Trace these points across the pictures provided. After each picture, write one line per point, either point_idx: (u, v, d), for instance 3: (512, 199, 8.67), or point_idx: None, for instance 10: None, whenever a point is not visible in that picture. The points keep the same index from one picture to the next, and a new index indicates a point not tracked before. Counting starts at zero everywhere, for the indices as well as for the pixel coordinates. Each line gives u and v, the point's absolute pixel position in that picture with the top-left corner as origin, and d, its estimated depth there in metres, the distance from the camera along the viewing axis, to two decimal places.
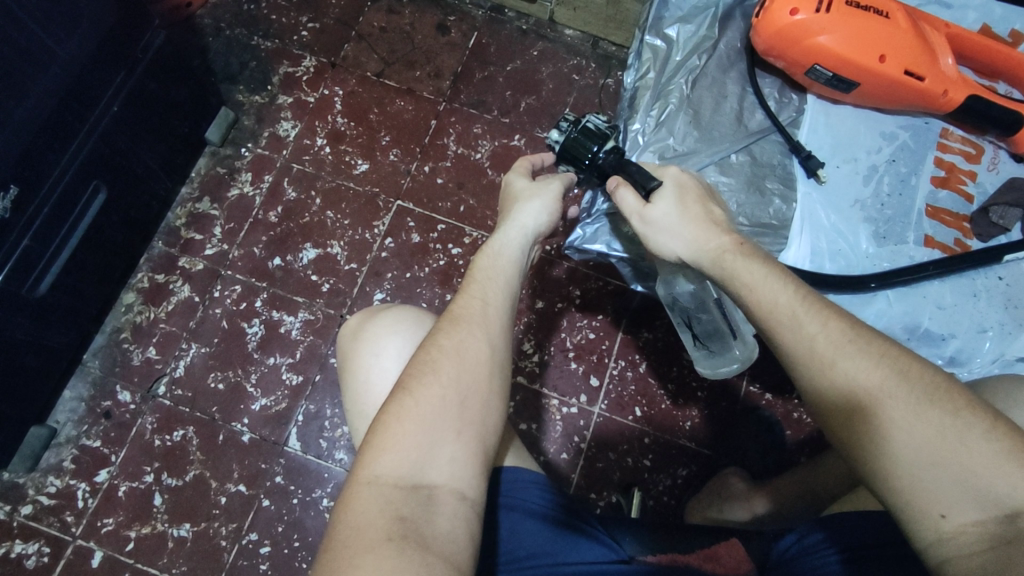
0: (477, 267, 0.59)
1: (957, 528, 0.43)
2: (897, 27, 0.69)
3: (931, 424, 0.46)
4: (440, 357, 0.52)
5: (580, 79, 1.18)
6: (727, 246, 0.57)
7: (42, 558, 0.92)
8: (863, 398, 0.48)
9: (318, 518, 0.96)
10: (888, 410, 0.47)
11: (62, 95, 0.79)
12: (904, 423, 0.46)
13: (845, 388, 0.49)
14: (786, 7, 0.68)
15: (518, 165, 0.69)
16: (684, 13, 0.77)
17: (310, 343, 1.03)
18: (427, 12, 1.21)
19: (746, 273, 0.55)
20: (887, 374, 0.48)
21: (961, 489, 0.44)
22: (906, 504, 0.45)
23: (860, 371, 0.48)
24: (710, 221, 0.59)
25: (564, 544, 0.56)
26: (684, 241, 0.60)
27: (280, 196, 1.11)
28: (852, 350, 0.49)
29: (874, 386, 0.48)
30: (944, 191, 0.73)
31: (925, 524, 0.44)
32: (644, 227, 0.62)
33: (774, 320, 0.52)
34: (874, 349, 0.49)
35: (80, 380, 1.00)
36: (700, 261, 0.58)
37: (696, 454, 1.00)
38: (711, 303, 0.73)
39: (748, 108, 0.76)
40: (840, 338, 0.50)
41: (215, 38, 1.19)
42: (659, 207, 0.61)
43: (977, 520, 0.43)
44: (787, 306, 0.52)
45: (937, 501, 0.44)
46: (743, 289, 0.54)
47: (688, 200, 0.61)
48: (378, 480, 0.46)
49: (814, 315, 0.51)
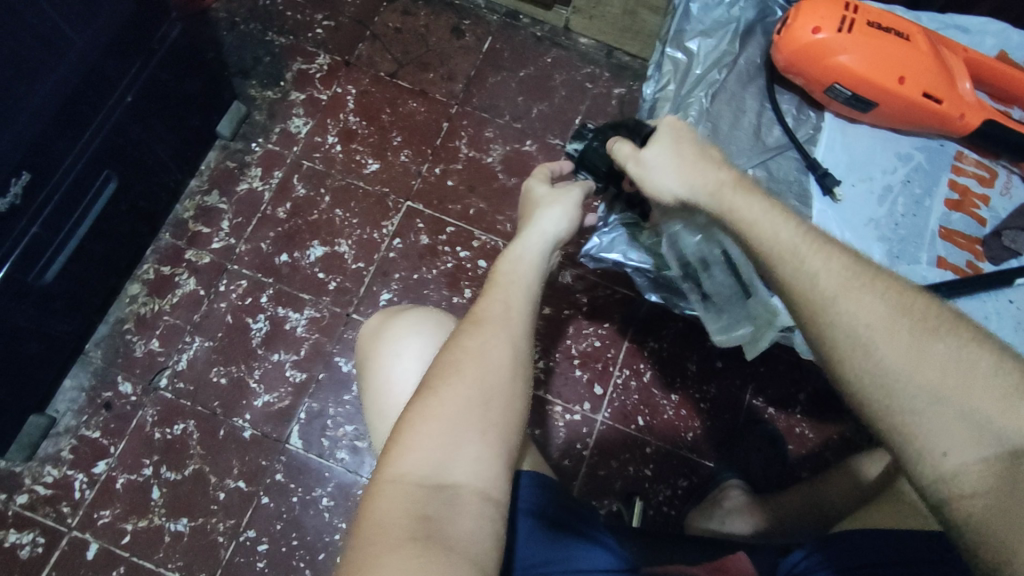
0: (499, 271, 0.60)
1: (957, 466, 0.42)
2: (917, 49, 0.69)
3: (933, 361, 0.44)
4: (464, 358, 0.53)
5: (593, 87, 1.18)
6: (727, 180, 0.56)
7: (37, 549, 0.91)
8: (864, 335, 0.46)
9: (318, 517, 0.95)
10: (889, 348, 0.46)
11: (77, 83, 0.78)
12: (904, 360, 0.45)
13: (846, 327, 0.47)
14: (809, 25, 0.69)
15: (537, 172, 0.70)
16: (705, 27, 0.78)
17: (316, 341, 1.03)
18: (442, 15, 1.21)
19: (744, 207, 0.54)
20: (889, 311, 0.46)
21: (964, 428, 0.43)
22: (905, 442, 0.44)
23: (863, 309, 0.47)
24: (706, 159, 0.58)
25: (572, 547, 0.56)
26: (681, 179, 0.58)
27: (290, 192, 1.11)
28: (854, 286, 0.48)
29: (877, 323, 0.46)
30: (958, 214, 0.73)
31: (925, 462, 0.43)
32: (639, 171, 0.61)
33: (774, 257, 0.51)
34: (877, 286, 0.48)
35: (82, 370, 1.00)
36: (697, 197, 0.57)
37: (697, 466, 1.00)
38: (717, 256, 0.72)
39: (766, 123, 0.76)
40: (844, 275, 0.48)
41: (230, 32, 1.18)
42: (652, 148, 0.60)
43: (980, 457, 0.42)
44: (787, 242, 0.51)
45: (939, 439, 0.43)
46: (742, 224, 0.53)
47: (684, 139, 0.59)
48: (403, 479, 0.46)
49: (816, 251, 0.50)
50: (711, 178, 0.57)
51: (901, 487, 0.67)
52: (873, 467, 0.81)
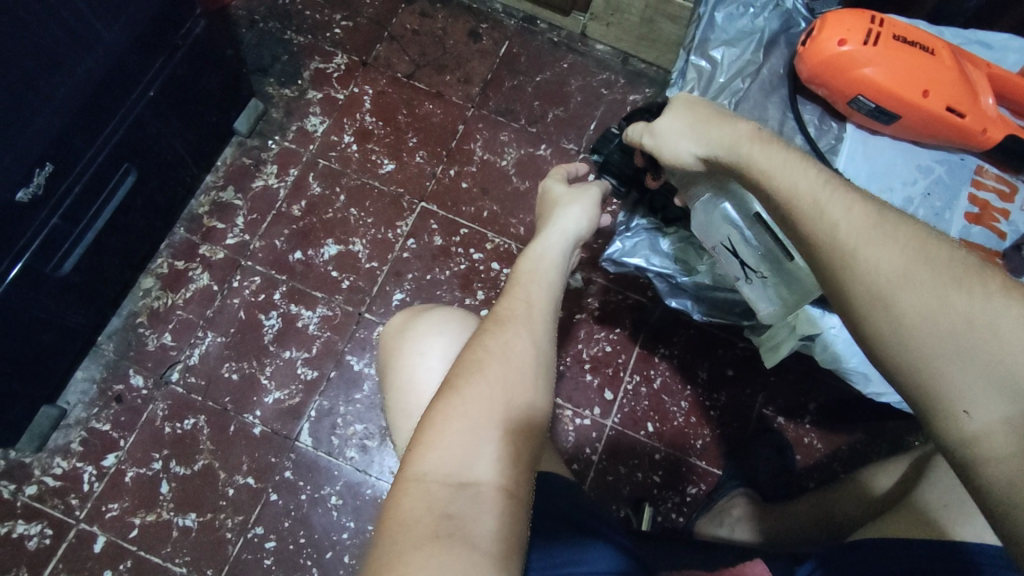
0: (520, 270, 0.61)
1: (983, 426, 0.38)
2: (941, 64, 0.70)
3: (957, 311, 0.40)
4: (487, 357, 0.53)
5: (609, 94, 1.19)
6: (741, 132, 0.55)
7: (44, 540, 0.91)
8: (882, 284, 0.42)
9: (326, 515, 0.95)
10: (909, 296, 0.41)
11: (103, 76, 0.78)
12: (925, 310, 0.41)
13: (866, 276, 0.43)
14: (834, 38, 0.70)
15: (554, 172, 0.71)
16: (729, 37, 0.79)
17: (327, 339, 1.03)
18: (460, 18, 1.22)
19: (762, 157, 0.52)
20: (912, 259, 0.43)
21: (991, 382, 0.38)
22: (928, 399, 0.40)
23: (885, 257, 0.43)
24: (721, 117, 0.58)
25: (583, 543, 0.56)
26: (695, 142, 0.58)
27: (305, 190, 1.11)
28: (875, 234, 0.44)
29: (898, 272, 0.42)
30: (978, 227, 0.74)
31: (946, 420, 0.39)
32: (655, 143, 0.62)
33: (794, 209, 0.48)
34: (901, 234, 0.44)
35: (93, 362, 1.00)
36: (715, 152, 0.56)
37: (706, 474, 1.00)
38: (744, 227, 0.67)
39: (788, 132, 0.76)
40: (865, 225, 0.45)
41: (249, 30, 1.19)
42: (667, 117, 0.61)
43: (1006, 415, 0.37)
44: (806, 192, 0.48)
45: (961, 395, 0.39)
46: (760, 175, 0.51)
47: (698, 105, 0.60)
48: (426, 478, 0.46)
49: (836, 200, 0.46)
50: (726, 133, 0.56)
51: (919, 498, 0.66)
52: (882, 481, 0.80)
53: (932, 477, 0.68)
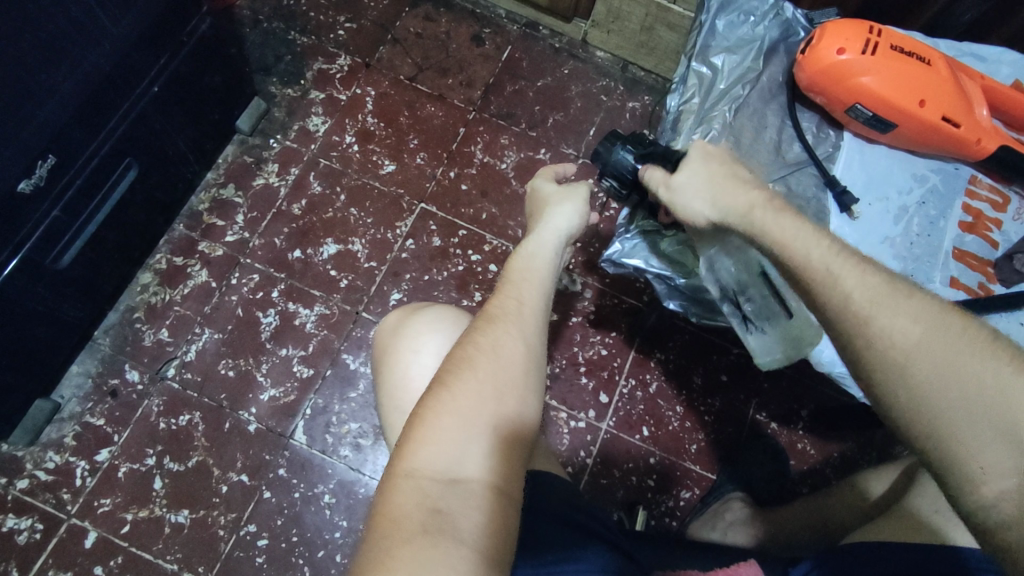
0: (512, 268, 0.61)
1: (998, 492, 0.42)
2: (937, 74, 0.71)
3: (970, 378, 0.43)
4: (478, 355, 0.54)
5: (608, 100, 1.20)
6: (756, 201, 0.54)
7: (34, 535, 0.91)
8: (898, 354, 0.45)
9: (319, 514, 0.95)
10: (921, 368, 0.44)
11: (108, 71, 0.78)
12: (939, 379, 0.44)
13: (883, 345, 0.45)
14: (833, 46, 0.71)
15: (544, 172, 0.71)
16: (730, 44, 0.80)
17: (324, 337, 1.03)
18: (463, 23, 1.23)
19: (779, 229, 0.52)
20: (928, 332, 0.45)
21: (1000, 442, 0.42)
22: (947, 461, 0.44)
23: (901, 330, 0.45)
24: (738, 180, 0.56)
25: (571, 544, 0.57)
26: (710, 202, 0.57)
27: (306, 189, 1.11)
28: (888, 303, 0.46)
29: (912, 340, 0.45)
30: (971, 236, 0.75)
31: (965, 481, 0.43)
32: (669, 195, 0.59)
33: (808, 277, 0.49)
34: (914, 305, 0.46)
35: (89, 356, 1.00)
36: (728, 220, 0.56)
37: (700, 479, 1.00)
38: (754, 279, 0.69)
39: (786, 139, 0.78)
40: (876, 292, 0.47)
41: (253, 29, 1.20)
42: (684, 171, 0.58)
43: (1018, 474, 0.42)
44: (821, 264, 0.49)
45: (978, 458, 0.43)
46: (777, 246, 0.51)
47: (715, 159, 0.58)
48: (416, 474, 0.47)
49: (847, 269, 0.48)
50: (740, 199, 0.55)
51: (910, 505, 0.66)
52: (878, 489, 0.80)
53: (926, 484, 0.68)
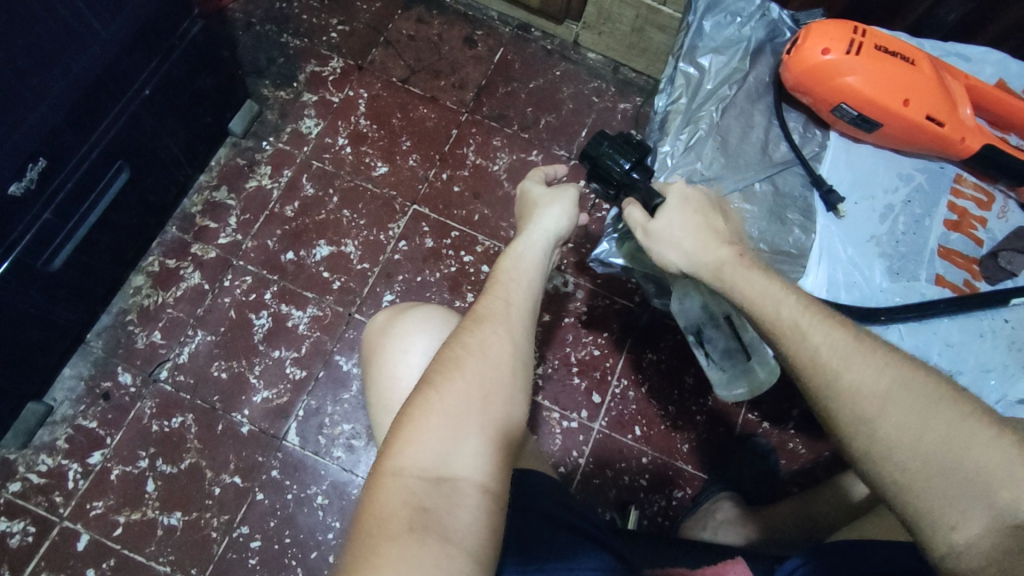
0: (501, 269, 0.62)
1: (968, 540, 0.43)
2: (921, 74, 0.72)
3: (934, 432, 0.46)
4: (465, 355, 0.54)
5: (600, 101, 1.21)
6: (726, 256, 0.59)
7: (26, 538, 0.91)
8: (865, 408, 0.48)
9: (312, 515, 0.95)
10: (886, 421, 0.47)
11: (98, 73, 0.79)
12: (906, 433, 0.47)
13: (850, 397, 0.49)
14: (818, 47, 0.71)
15: (533, 174, 0.71)
16: (717, 44, 0.81)
17: (317, 339, 1.03)
18: (455, 25, 1.24)
19: (747, 284, 0.56)
20: (892, 384, 0.48)
21: (966, 496, 0.44)
22: (918, 514, 0.45)
23: (866, 381, 0.49)
24: (711, 236, 0.61)
25: (562, 548, 0.57)
26: (683, 253, 0.62)
27: (298, 191, 1.12)
28: (856, 358, 0.50)
29: (878, 395, 0.48)
30: (957, 234, 0.75)
31: (935, 534, 0.44)
32: (647, 240, 0.63)
33: (777, 330, 0.53)
34: (879, 358, 0.49)
35: (82, 359, 1.00)
36: (699, 271, 0.61)
37: (692, 478, 1.01)
38: (721, 318, 0.77)
39: (773, 139, 0.79)
40: (845, 346, 0.50)
41: (245, 32, 1.20)
42: (663, 219, 0.62)
43: (985, 528, 0.43)
44: (788, 318, 0.53)
45: (947, 512, 0.44)
46: (745, 300, 0.56)
47: (690, 212, 0.63)
48: (403, 472, 0.47)
49: (817, 324, 0.52)
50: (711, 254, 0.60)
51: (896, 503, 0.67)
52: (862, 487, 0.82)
53: None
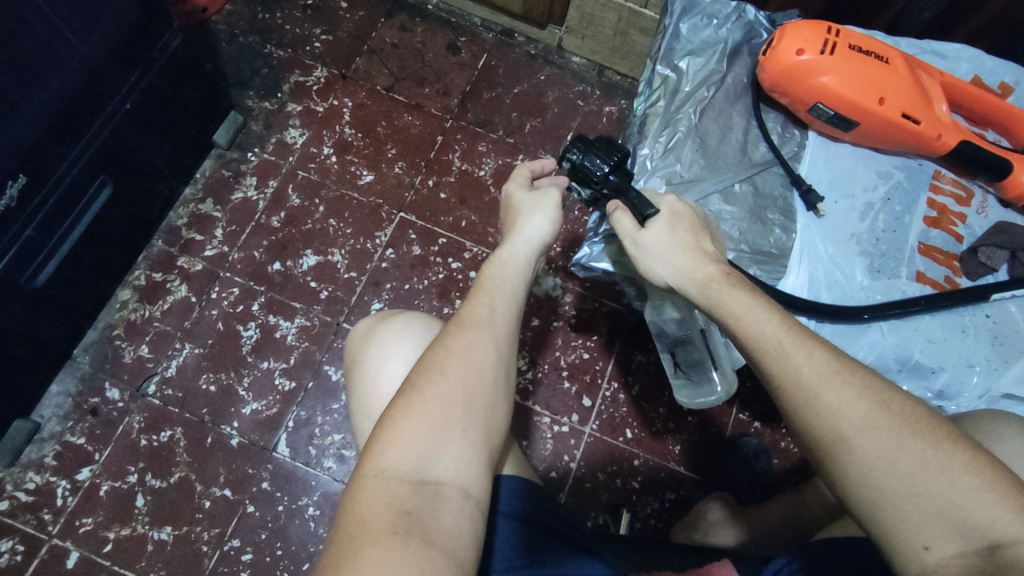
0: (485, 275, 0.61)
1: (940, 560, 0.44)
2: (896, 72, 0.72)
3: (912, 456, 0.46)
4: (448, 358, 0.54)
5: (585, 105, 1.21)
6: (714, 273, 0.57)
7: (15, 557, 0.90)
8: (844, 432, 0.48)
9: (303, 527, 0.95)
10: (865, 445, 0.47)
11: (78, 89, 0.78)
12: (883, 457, 0.47)
13: (828, 419, 0.48)
14: (792, 48, 0.72)
15: (517, 172, 0.70)
16: (694, 47, 0.81)
17: (305, 349, 1.03)
18: (438, 31, 1.24)
19: (732, 301, 0.55)
20: (872, 407, 0.48)
21: (940, 520, 0.45)
22: (889, 536, 0.46)
23: (846, 404, 0.48)
24: (698, 251, 0.60)
25: (564, 555, 0.58)
26: (671, 267, 0.60)
27: (284, 202, 1.11)
28: (837, 381, 0.49)
29: (857, 419, 0.48)
30: (936, 230, 0.76)
31: (907, 555, 0.45)
32: (635, 250, 0.63)
33: (761, 351, 0.52)
34: (858, 380, 0.49)
35: (69, 375, 0.99)
36: (687, 288, 0.59)
37: (684, 480, 1.01)
38: (696, 330, 0.77)
39: (752, 140, 0.79)
40: (826, 369, 0.50)
41: (228, 44, 1.20)
42: (652, 231, 0.62)
43: (957, 550, 0.44)
44: (773, 337, 0.52)
45: (920, 533, 0.45)
46: (731, 318, 0.55)
47: (679, 228, 0.62)
48: (385, 474, 0.48)
49: (799, 346, 0.51)
50: (698, 269, 0.59)
51: None
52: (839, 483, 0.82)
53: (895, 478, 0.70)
